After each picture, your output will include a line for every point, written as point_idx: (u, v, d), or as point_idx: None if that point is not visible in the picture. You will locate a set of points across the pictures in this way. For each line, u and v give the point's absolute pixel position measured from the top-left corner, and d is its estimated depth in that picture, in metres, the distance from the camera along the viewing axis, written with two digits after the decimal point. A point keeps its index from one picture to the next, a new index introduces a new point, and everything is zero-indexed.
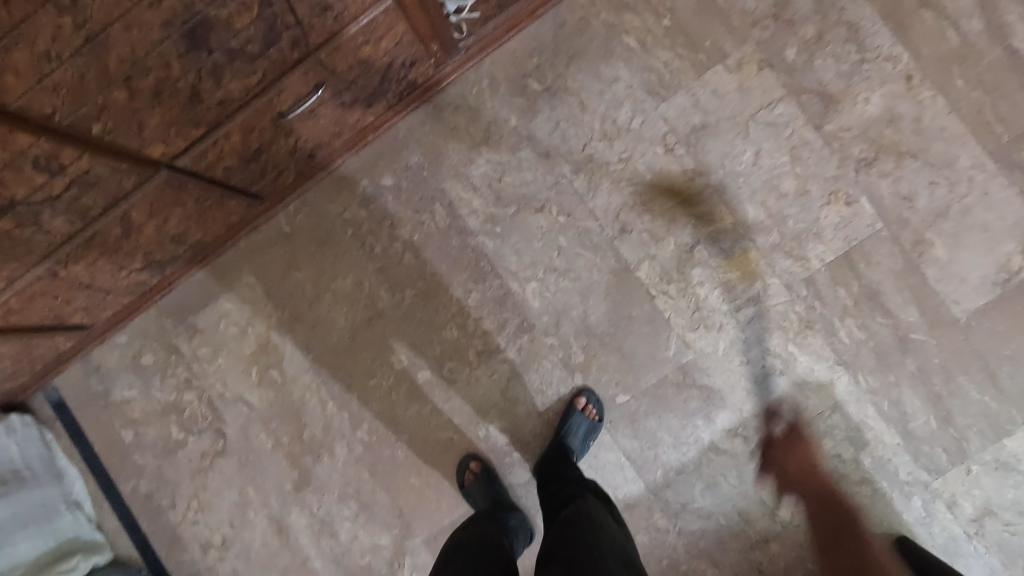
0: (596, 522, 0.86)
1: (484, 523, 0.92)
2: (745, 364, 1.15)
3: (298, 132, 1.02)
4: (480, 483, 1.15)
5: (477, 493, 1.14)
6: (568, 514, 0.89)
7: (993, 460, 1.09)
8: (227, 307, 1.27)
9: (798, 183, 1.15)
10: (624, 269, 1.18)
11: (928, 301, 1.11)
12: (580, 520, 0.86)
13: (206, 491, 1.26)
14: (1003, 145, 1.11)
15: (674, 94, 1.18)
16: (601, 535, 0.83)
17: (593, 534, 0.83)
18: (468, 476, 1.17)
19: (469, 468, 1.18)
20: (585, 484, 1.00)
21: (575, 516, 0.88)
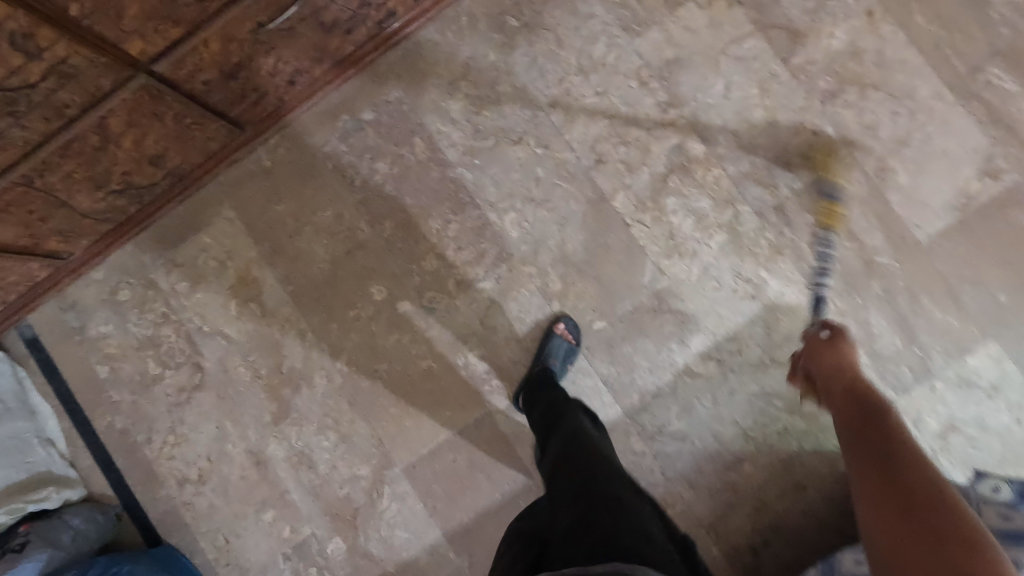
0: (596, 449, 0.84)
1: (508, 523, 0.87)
2: (717, 288, 1.18)
3: (278, 52, 1.04)
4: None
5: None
6: (564, 444, 0.87)
7: (956, 377, 1.13)
8: (206, 241, 1.27)
9: (767, 114, 1.19)
10: (600, 198, 1.20)
11: (893, 225, 1.15)
12: (580, 451, 0.83)
13: (183, 426, 1.25)
14: (961, 76, 1.16)
15: (648, 30, 1.21)
16: (601, 460, 0.81)
17: (582, 466, 0.80)
18: None
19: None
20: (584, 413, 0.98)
21: (574, 446, 0.85)
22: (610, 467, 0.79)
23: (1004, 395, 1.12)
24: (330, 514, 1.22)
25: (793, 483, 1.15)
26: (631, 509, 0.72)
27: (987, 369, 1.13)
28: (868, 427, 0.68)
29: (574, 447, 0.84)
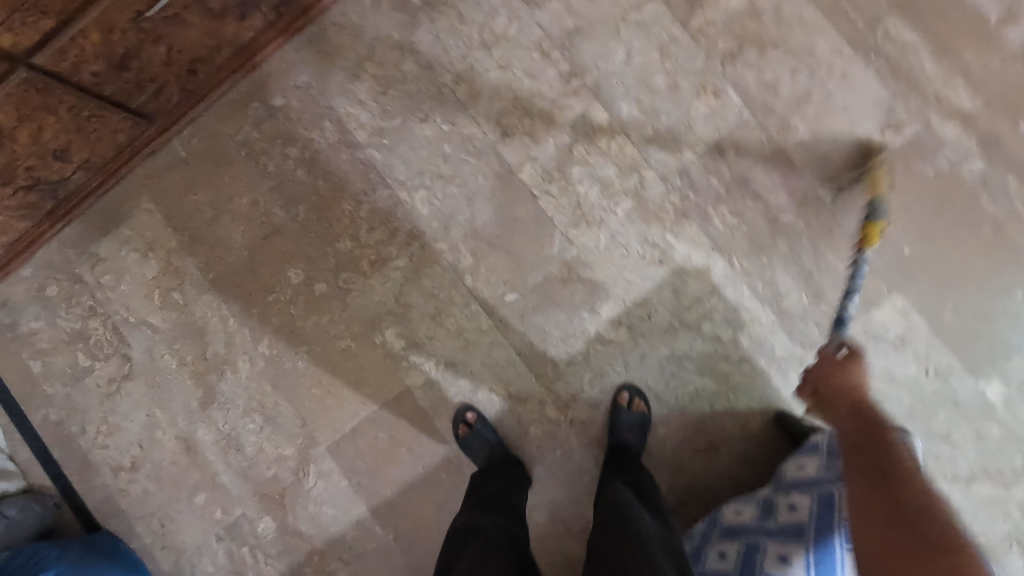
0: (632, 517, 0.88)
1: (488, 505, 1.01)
2: (626, 255, 1.18)
3: (168, 40, 1.05)
4: (479, 434, 1.17)
5: (478, 444, 1.17)
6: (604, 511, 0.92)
7: (863, 331, 1.14)
8: (127, 233, 1.29)
9: (669, 79, 1.19)
10: (507, 171, 1.21)
11: (796, 183, 1.16)
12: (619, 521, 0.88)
13: (115, 415, 1.28)
14: (860, 30, 1.15)
15: (548, 1, 1.21)
16: (637, 533, 0.85)
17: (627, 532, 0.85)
18: (462, 428, 1.19)
19: (465, 421, 1.19)
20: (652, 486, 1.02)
21: (616, 514, 0.90)
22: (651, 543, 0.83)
23: (911, 347, 1.13)
24: (259, 494, 1.24)
25: (706, 443, 1.17)
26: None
27: (894, 322, 1.13)
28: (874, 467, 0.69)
29: (616, 516, 0.90)
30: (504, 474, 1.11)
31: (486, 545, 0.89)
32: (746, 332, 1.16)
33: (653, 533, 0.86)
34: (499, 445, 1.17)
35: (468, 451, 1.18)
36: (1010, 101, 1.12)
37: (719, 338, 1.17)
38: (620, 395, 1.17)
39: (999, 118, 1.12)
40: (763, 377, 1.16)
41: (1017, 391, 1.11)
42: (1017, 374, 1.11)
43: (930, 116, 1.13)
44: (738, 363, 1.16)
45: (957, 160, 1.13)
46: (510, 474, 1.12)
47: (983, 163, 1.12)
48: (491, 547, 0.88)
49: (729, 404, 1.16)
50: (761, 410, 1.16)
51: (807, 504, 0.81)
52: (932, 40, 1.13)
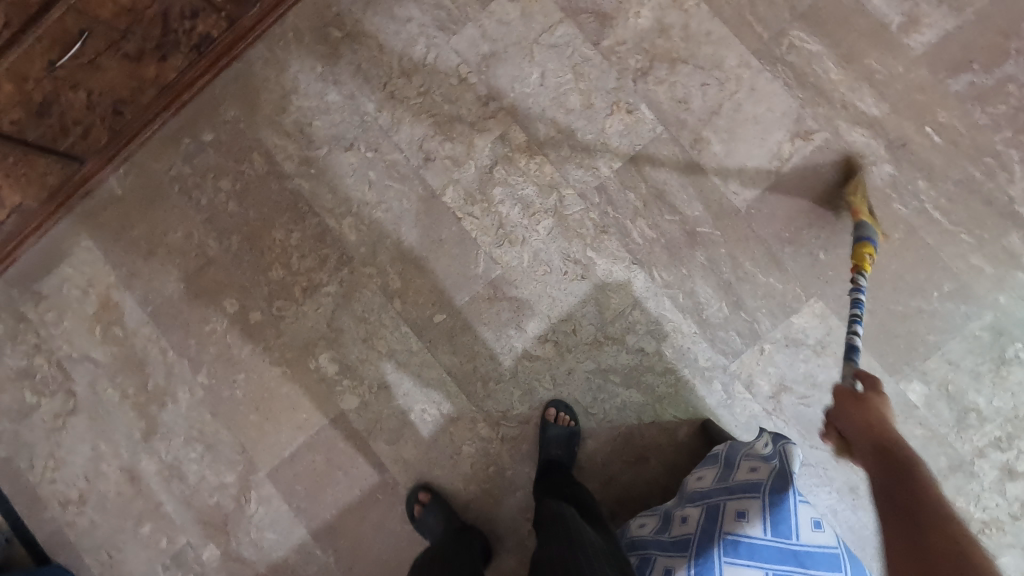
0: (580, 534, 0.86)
1: (458, 542, 1.08)
2: (548, 272, 1.20)
3: (86, 84, 1.08)
4: (432, 509, 1.17)
5: (433, 520, 1.16)
6: (551, 525, 0.90)
7: (783, 337, 1.15)
8: (68, 270, 1.32)
9: (583, 98, 1.21)
10: (431, 195, 1.24)
11: (711, 194, 1.18)
12: (567, 536, 0.86)
13: (61, 449, 1.31)
14: (766, 42, 1.17)
15: (463, 28, 1.24)
16: (584, 546, 0.83)
17: (575, 533, 0.86)
18: (417, 508, 1.19)
19: (418, 500, 1.19)
20: (594, 510, 1.01)
21: (563, 528, 0.88)
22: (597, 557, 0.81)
23: (831, 351, 1.14)
24: (203, 521, 1.26)
25: (635, 455, 1.18)
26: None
27: (813, 327, 1.14)
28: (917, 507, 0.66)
29: (563, 531, 0.87)
30: (457, 538, 1.09)
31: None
32: (669, 343, 1.17)
33: (597, 548, 0.84)
34: (452, 519, 1.16)
35: (427, 530, 1.17)
36: (915, 104, 1.14)
37: (643, 350, 1.18)
38: (549, 411, 1.17)
39: (904, 121, 1.14)
40: (687, 387, 1.17)
41: (937, 390, 1.12)
42: (937, 373, 1.12)
43: (837, 123, 1.15)
44: (662, 374, 1.17)
45: (866, 165, 1.14)
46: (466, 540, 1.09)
47: (892, 167, 1.14)
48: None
49: (656, 415, 1.17)
50: (688, 420, 1.17)
51: (694, 514, 0.89)
52: (835, 48, 1.16)
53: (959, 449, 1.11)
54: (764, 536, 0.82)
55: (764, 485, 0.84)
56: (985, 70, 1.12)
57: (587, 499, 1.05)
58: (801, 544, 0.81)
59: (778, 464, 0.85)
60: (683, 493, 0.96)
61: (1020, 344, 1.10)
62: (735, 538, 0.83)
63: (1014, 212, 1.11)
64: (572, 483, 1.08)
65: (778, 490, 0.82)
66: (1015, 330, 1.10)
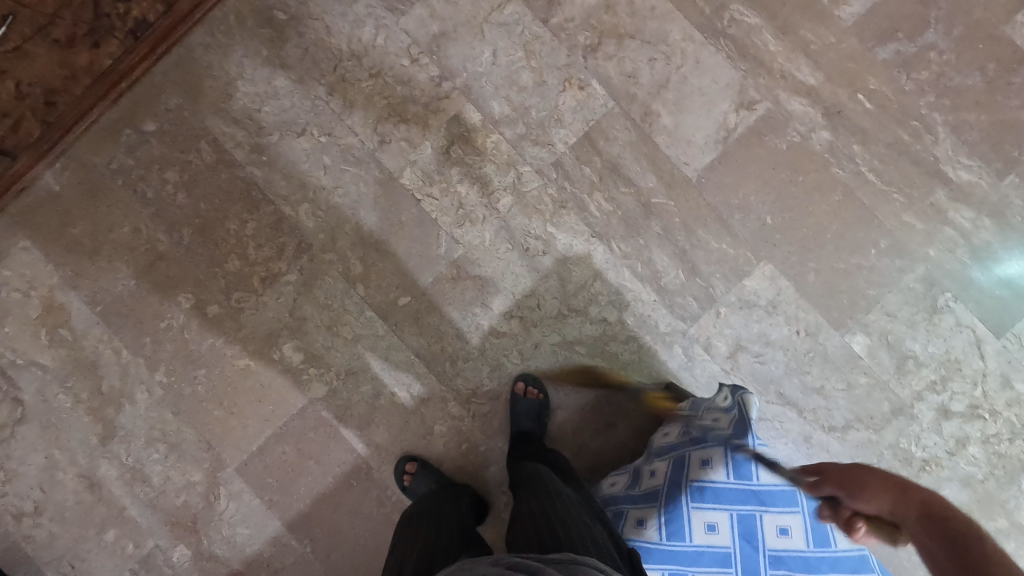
0: (558, 493, 0.89)
1: (437, 497, 1.06)
2: (510, 249, 1.22)
3: (15, 74, 1.03)
4: (422, 476, 1.17)
5: (423, 486, 1.17)
6: (529, 484, 0.93)
7: (737, 300, 1.20)
8: (5, 273, 1.25)
9: (535, 75, 1.23)
10: (388, 177, 1.23)
11: (663, 165, 1.21)
12: (545, 495, 0.89)
13: (11, 461, 1.24)
14: (707, 16, 1.21)
15: (412, 8, 1.24)
16: (562, 503, 0.86)
17: (546, 491, 0.89)
18: (406, 478, 1.19)
19: (406, 471, 1.20)
20: (568, 471, 1.04)
21: (541, 487, 0.91)
22: (573, 511, 0.84)
23: (782, 310, 1.20)
24: (171, 523, 1.23)
25: (603, 422, 1.21)
26: (584, 538, 0.78)
27: (764, 288, 1.20)
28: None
29: (540, 490, 0.90)
30: (447, 491, 1.09)
31: (417, 545, 0.89)
32: (631, 311, 1.21)
33: (574, 502, 0.88)
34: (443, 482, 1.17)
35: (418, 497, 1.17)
36: (847, 73, 1.20)
37: (606, 321, 1.21)
38: (517, 385, 1.19)
39: (839, 89, 1.20)
40: (650, 353, 1.21)
41: (878, 341, 1.19)
42: (878, 325, 1.19)
43: (778, 93, 1.21)
44: (625, 342, 1.21)
45: (806, 132, 1.20)
46: (457, 493, 1.10)
47: (829, 134, 1.20)
48: (424, 547, 0.87)
49: (621, 382, 1.21)
50: (652, 385, 1.21)
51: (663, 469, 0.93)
52: (772, 20, 1.21)
53: (900, 394, 1.19)
54: (727, 479, 0.88)
55: (725, 433, 0.90)
56: (908, 38, 1.19)
57: (561, 463, 1.07)
58: (760, 484, 0.89)
59: (736, 413, 0.90)
60: (650, 448, 1.01)
61: (949, 294, 1.19)
62: (701, 485, 0.89)
63: (940, 171, 1.19)
64: (545, 451, 1.10)
65: (738, 437, 0.89)
66: (945, 281, 1.19)
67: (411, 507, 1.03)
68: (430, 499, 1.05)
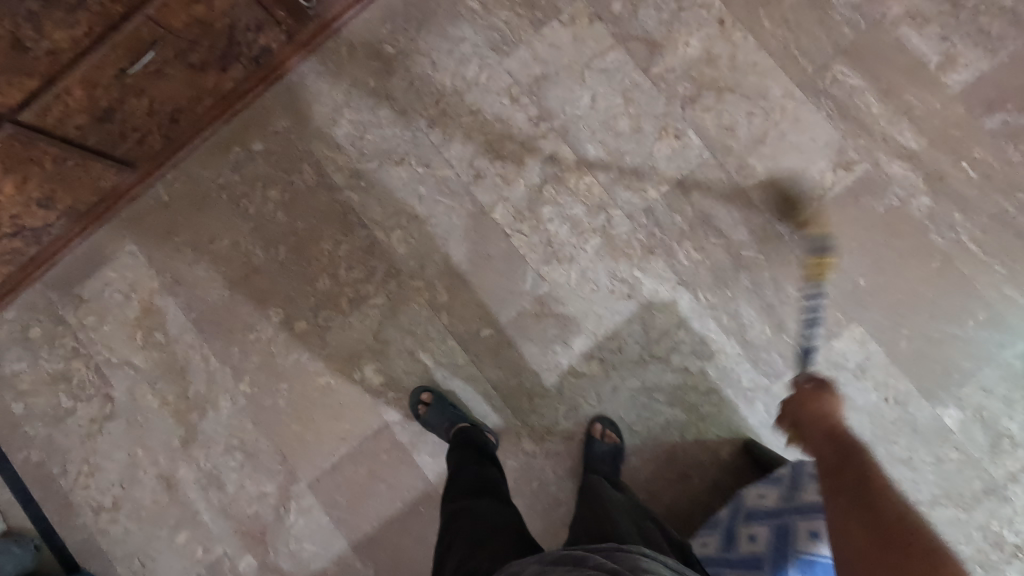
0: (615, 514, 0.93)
1: (463, 476, 1.06)
2: (595, 290, 1.23)
3: (151, 93, 1.10)
4: (436, 408, 1.20)
5: (437, 418, 1.20)
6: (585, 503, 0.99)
7: (824, 361, 1.18)
8: (110, 275, 1.32)
9: (632, 122, 1.25)
10: (480, 211, 1.26)
11: (755, 219, 1.21)
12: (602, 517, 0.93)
13: (95, 455, 1.29)
14: (809, 74, 1.22)
15: (516, 50, 1.28)
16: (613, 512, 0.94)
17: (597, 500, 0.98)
18: (422, 408, 1.22)
19: (422, 400, 1.22)
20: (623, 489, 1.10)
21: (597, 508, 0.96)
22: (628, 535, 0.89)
23: (870, 375, 1.17)
24: (240, 532, 1.26)
25: (678, 473, 1.20)
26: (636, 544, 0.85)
27: (853, 351, 1.18)
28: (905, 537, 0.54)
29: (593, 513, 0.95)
30: (468, 461, 1.10)
31: (467, 541, 0.91)
32: (713, 362, 1.20)
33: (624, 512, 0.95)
34: (455, 417, 1.19)
35: (431, 428, 1.20)
36: (951, 139, 1.19)
37: (687, 369, 1.20)
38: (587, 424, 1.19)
39: (941, 156, 1.19)
40: (730, 407, 1.19)
41: (972, 416, 1.15)
42: (972, 399, 1.15)
43: (877, 155, 1.20)
44: (706, 393, 1.20)
45: (905, 197, 1.19)
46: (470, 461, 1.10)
47: (930, 200, 1.18)
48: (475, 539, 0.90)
49: (699, 434, 1.20)
50: (730, 439, 1.19)
51: (763, 534, 0.91)
52: (876, 83, 1.20)
53: (993, 474, 1.15)
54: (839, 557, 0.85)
55: None
56: (1018, 110, 1.17)
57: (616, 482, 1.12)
58: None
59: None
60: (740, 507, 0.98)
61: None
62: (810, 558, 0.86)
63: None
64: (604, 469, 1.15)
65: None
66: None
67: (446, 488, 1.06)
68: (461, 480, 1.06)
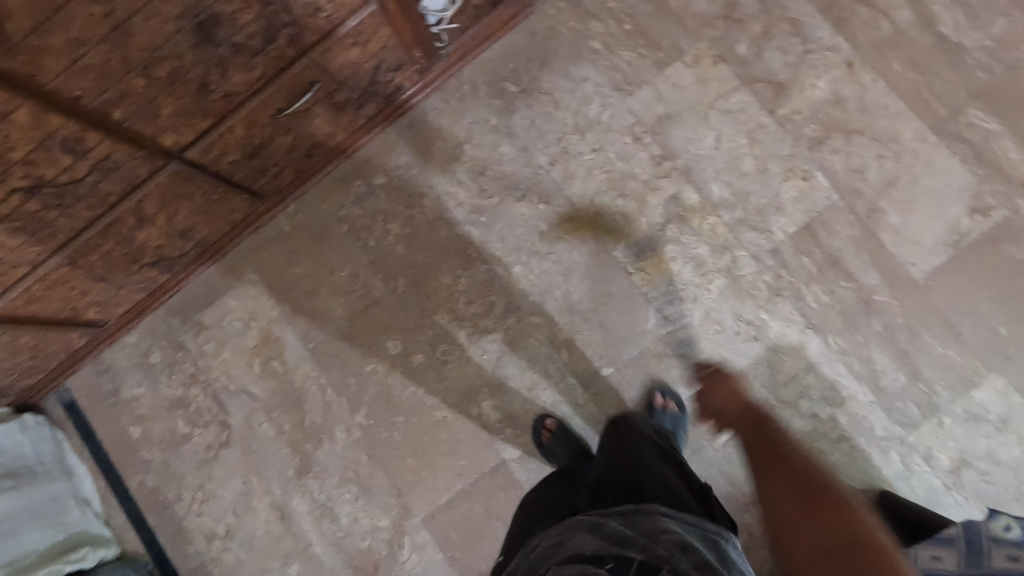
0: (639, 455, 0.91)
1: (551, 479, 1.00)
2: (720, 331, 1.21)
3: (296, 130, 1.13)
4: (562, 437, 1.18)
5: (561, 448, 1.17)
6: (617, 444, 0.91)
7: (963, 412, 1.14)
8: (230, 303, 1.34)
9: (757, 162, 1.24)
10: (601, 249, 1.26)
11: (887, 264, 1.19)
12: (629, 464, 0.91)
13: (210, 482, 1.30)
14: (942, 118, 1.21)
15: (639, 90, 1.29)
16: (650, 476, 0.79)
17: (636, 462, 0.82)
18: (545, 435, 1.21)
19: (546, 427, 1.21)
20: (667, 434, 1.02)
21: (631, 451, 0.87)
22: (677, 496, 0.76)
23: (1014, 429, 1.13)
24: (353, 566, 1.25)
25: None
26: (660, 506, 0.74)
27: (994, 403, 1.14)
28: (820, 501, 0.69)
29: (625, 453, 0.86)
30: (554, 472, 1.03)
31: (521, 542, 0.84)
32: (844, 410, 1.17)
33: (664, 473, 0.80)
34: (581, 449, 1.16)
35: (553, 458, 1.18)
36: None
37: (817, 416, 1.17)
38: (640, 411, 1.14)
39: None
40: (863, 456, 1.16)
41: None
42: None
43: (1016, 201, 1.17)
44: (837, 441, 1.16)
45: None
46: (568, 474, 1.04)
47: None
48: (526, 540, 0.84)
49: None
50: (863, 491, 1.15)
51: None
52: (1012, 128, 1.19)
53: None
54: None
55: None
56: None
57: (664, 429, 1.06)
58: None
59: None
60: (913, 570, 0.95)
61: None
62: None
63: None
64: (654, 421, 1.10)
65: None
66: None
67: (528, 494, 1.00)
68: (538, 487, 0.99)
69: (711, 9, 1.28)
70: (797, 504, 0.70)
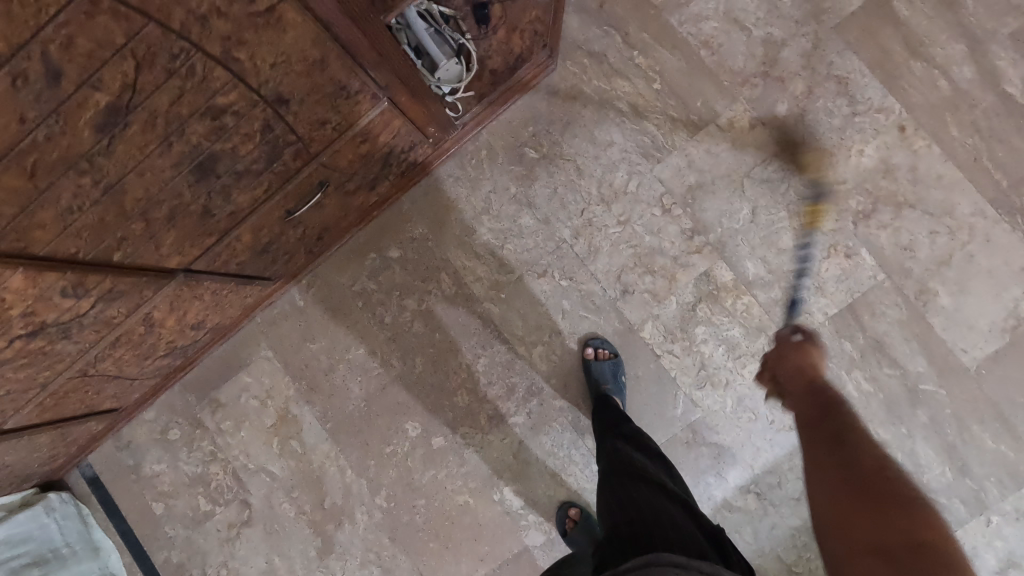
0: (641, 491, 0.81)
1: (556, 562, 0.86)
2: (753, 419, 1.16)
3: (306, 222, 1.07)
4: (586, 528, 1.16)
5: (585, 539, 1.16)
6: (620, 498, 0.80)
7: (1014, 512, 1.08)
8: (246, 380, 1.31)
9: (797, 238, 1.15)
10: (628, 329, 1.20)
11: (937, 351, 1.11)
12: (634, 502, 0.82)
13: (234, 560, 1.30)
14: (1003, 189, 1.11)
15: (669, 156, 1.20)
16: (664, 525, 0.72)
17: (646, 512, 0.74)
18: (569, 524, 1.19)
19: (570, 516, 1.19)
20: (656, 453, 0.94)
21: (638, 503, 0.77)
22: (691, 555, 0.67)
23: None
24: None
25: None
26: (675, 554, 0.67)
27: None
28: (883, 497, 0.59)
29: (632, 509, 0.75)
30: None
31: None
32: None
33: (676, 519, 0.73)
34: None
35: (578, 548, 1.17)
36: None
37: None
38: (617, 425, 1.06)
39: None
40: None
41: None
42: None
43: None
44: None
45: None
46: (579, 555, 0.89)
47: None
48: None
49: None
50: None
51: None
52: None
53: None
54: None
55: None
56: None
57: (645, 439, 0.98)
58: None
59: None
60: None
61: None
62: None
63: None
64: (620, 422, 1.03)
65: None
66: None
67: None
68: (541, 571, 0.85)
69: (748, 65, 1.17)
70: (859, 499, 0.60)
